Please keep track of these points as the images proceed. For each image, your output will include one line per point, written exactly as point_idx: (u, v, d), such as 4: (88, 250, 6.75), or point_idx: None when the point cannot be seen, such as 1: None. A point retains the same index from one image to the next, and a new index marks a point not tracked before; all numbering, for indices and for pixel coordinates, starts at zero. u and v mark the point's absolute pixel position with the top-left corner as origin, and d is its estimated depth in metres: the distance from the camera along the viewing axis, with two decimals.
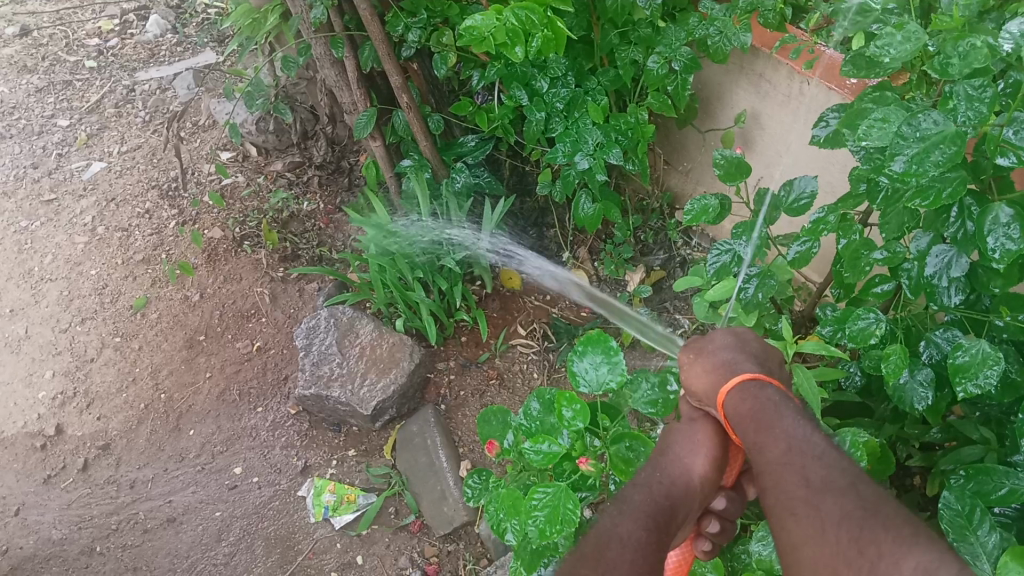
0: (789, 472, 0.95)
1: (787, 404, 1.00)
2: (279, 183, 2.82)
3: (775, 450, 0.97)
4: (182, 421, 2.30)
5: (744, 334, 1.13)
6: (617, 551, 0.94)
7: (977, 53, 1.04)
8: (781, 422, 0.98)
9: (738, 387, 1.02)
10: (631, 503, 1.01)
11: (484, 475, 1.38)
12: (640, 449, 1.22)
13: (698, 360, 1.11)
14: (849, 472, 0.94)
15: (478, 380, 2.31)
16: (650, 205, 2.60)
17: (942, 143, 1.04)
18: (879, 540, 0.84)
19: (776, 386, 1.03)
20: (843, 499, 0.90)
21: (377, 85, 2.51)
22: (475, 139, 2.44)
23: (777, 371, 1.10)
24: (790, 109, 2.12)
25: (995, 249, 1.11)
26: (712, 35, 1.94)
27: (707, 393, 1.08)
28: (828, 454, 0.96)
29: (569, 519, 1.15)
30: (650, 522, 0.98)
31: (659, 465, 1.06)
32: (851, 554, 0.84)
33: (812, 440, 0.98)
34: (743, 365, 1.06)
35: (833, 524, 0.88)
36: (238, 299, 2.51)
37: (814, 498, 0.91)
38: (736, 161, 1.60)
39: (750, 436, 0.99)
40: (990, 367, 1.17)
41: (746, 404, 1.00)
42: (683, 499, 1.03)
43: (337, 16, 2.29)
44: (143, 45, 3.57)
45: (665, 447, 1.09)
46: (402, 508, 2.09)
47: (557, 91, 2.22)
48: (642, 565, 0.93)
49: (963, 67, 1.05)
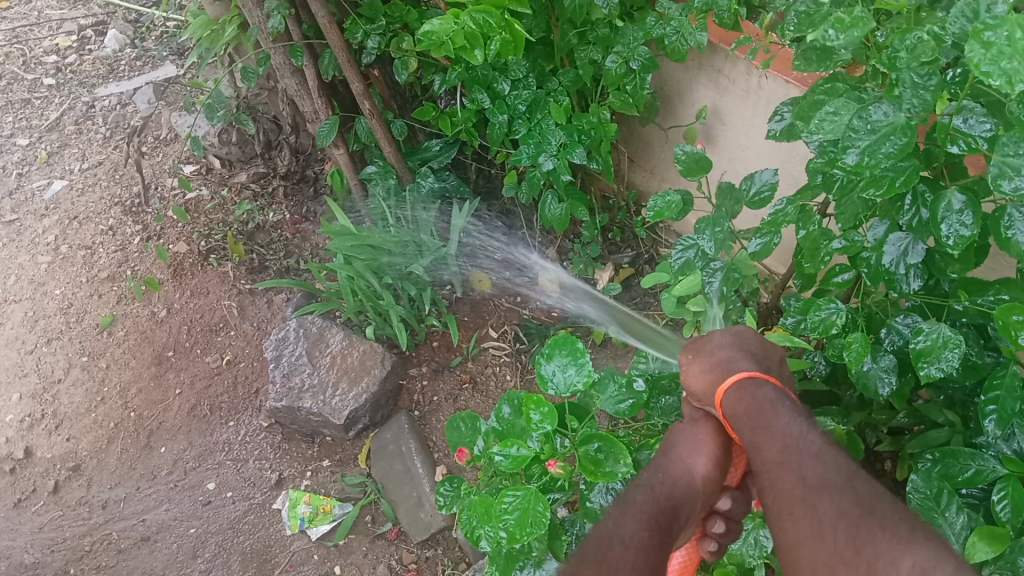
0: (785, 471, 0.95)
1: (782, 402, 1.01)
2: (243, 195, 2.79)
3: (771, 450, 0.97)
4: (153, 438, 2.28)
5: (742, 333, 1.14)
6: (619, 553, 0.93)
7: (924, 46, 1.06)
8: (777, 420, 0.99)
9: (734, 386, 1.04)
10: (633, 504, 1.00)
11: (456, 481, 1.37)
12: (608, 449, 1.19)
13: (697, 361, 1.13)
14: (845, 469, 0.95)
15: (451, 385, 2.31)
16: (615, 203, 2.62)
17: (892, 134, 1.05)
18: (876, 541, 0.84)
19: (774, 384, 1.04)
20: (839, 498, 0.90)
21: (338, 93, 2.50)
22: (439, 143, 2.45)
23: (777, 369, 1.11)
24: (748, 104, 2.14)
25: (950, 236, 1.12)
26: (669, 34, 1.94)
27: (706, 393, 1.10)
28: (826, 451, 0.97)
29: (539, 525, 1.14)
30: (653, 523, 0.98)
31: (660, 466, 1.06)
32: (847, 554, 0.85)
33: (807, 438, 0.98)
34: (740, 364, 1.08)
35: (831, 524, 0.88)
36: (206, 313, 2.49)
37: (811, 497, 0.92)
38: (697, 156, 1.60)
39: (747, 436, 1.00)
40: (950, 350, 1.18)
41: (743, 404, 1.02)
42: (684, 499, 1.03)
43: (294, 25, 2.28)
44: (102, 60, 3.53)
45: (668, 447, 1.10)
46: (379, 515, 2.09)
47: (519, 94, 2.23)
48: (644, 566, 0.92)
49: (910, 59, 1.07)
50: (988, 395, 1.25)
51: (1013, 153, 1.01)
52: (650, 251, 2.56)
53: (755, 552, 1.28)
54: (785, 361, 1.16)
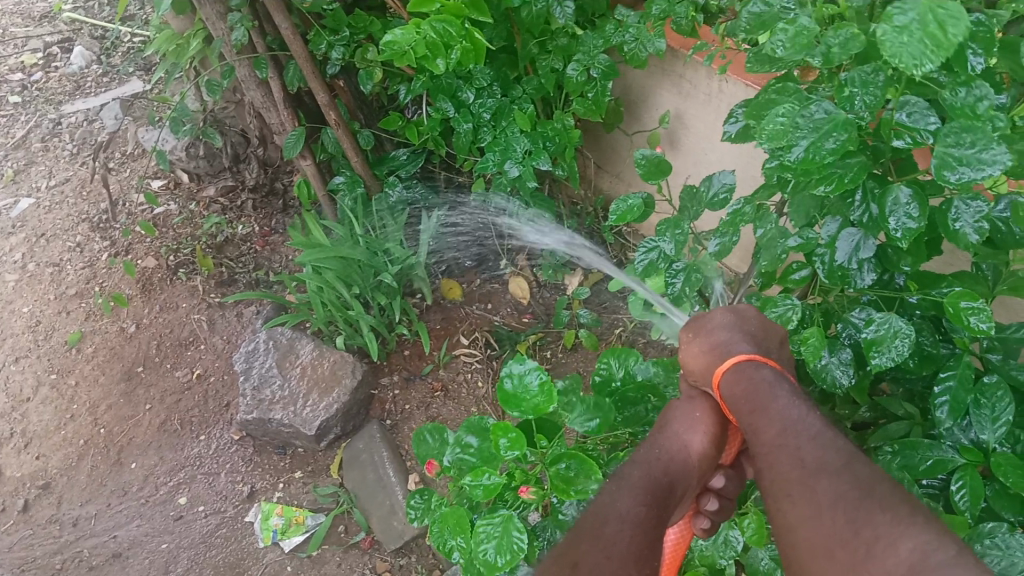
0: (784, 452, 0.99)
1: (780, 384, 1.09)
2: (211, 209, 2.78)
3: (770, 431, 1.02)
4: (124, 454, 2.27)
5: (743, 314, 1.23)
6: (617, 528, 0.98)
7: (854, 41, 1.12)
8: (775, 403, 1.05)
9: (732, 368, 1.13)
10: (629, 479, 1.05)
11: (427, 495, 1.36)
12: (578, 468, 1.17)
13: (697, 340, 1.23)
14: (845, 452, 0.96)
15: (423, 393, 2.32)
16: (583, 208, 2.64)
17: (835, 131, 1.08)
18: (875, 523, 0.85)
19: (772, 367, 1.12)
20: (838, 479, 0.92)
21: (305, 105, 2.50)
22: (406, 152, 2.45)
23: (775, 350, 1.19)
24: (711, 108, 2.17)
25: (897, 229, 1.14)
26: (629, 41, 1.98)
27: (705, 371, 1.20)
28: (824, 434, 1.00)
29: (514, 547, 1.13)
30: (649, 498, 1.03)
31: (658, 442, 1.14)
32: (847, 536, 0.86)
33: (806, 421, 1.02)
34: (739, 346, 1.17)
35: (829, 506, 0.90)
36: (176, 328, 2.49)
37: (809, 479, 0.94)
38: (656, 159, 1.62)
39: (745, 417, 1.07)
40: (905, 341, 1.20)
41: (741, 385, 1.10)
42: (679, 475, 1.10)
43: (258, 37, 2.28)
44: (69, 77, 3.52)
45: (664, 424, 1.18)
46: (352, 525, 2.09)
47: (483, 101, 2.26)
48: (640, 539, 0.97)
49: (849, 60, 1.07)
50: (942, 383, 1.30)
51: (954, 143, 1.04)
52: (618, 255, 2.58)
53: (727, 553, 1.26)
54: (786, 344, 1.23)
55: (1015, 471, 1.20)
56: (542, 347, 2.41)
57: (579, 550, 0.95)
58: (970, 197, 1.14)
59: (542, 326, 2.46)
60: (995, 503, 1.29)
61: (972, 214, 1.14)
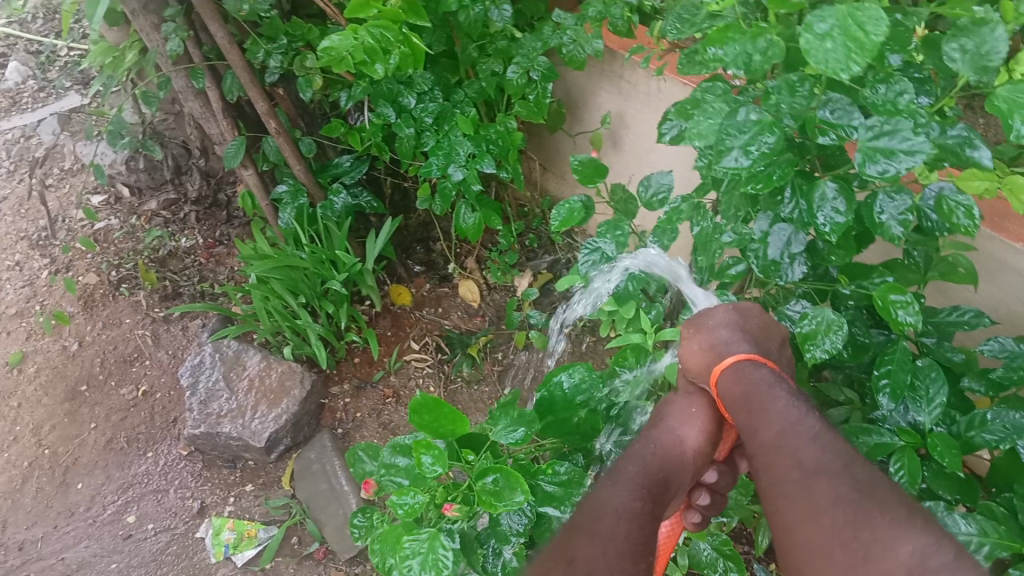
0: (783, 453, 1.04)
1: (777, 385, 1.15)
2: (154, 223, 2.74)
3: (769, 432, 1.08)
4: (69, 475, 2.23)
5: (745, 313, 1.28)
6: (613, 522, 1.01)
7: (775, 48, 1.10)
8: (772, 404, 1.11)
9: (733, 366, 1.19)
10: (626, 475, 1.11)
11: (369, 513, 1.35)
12: (504, 482, 1.14)
13: (697, 338, 1.28)
14: (842, 455, 1.02)
15: (374, 401, 2.31)
16: (530, 210, 2.65)
17: (762, 132, 1.09)
18: (874, 525, 0.90)
19: (771, 368, 1.18)
20: (837, 482, 0.97)
21: (246, 115, 2.47)
22: (350, 159, 2.41)
23: (775, 352, 1.25)
24: (651, 108, 2.18)
25: (825, 223, 1.16)
26: (567, 43, 1.99)
27: (703, 369, 1.26)
28: (822, 435, 1.05)
29: (438, 567, 1.09)
30: (645, 494, 1.08)
31: (655, 439, 1.20)
32: (847, 538, 0.91)
33: (803, 422, 1.08)
34: (736, 348, 1.22)
35: (827, 508, 0.95)
36: (120, 344, 2.45)
37: (807, 481, 0.99)
38: (593, 163, 1.62)
39: (745, 417, 1.12)
40: (835, 333, 1.21)
41: (739, 386, 1.16)
42: (674, 470, 1.17)
43: (195, 47, 2.25)
44: (3, 93, 3.45)
45: (659, 419, 1.25)
46: (305, 536, 2.07)
47: (425, 106, 2.24)
48: (636, 532, 1.02)
49: (762, 60, 1.11)
50: (880, 369, 1.31)
51: (874, 137, 1.07)
52: (567, 256, 2.59)
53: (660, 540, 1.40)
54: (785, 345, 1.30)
55: (949, 451, 1.23)
56: (492, 349, 2.41)
57: (576, 544, 0.98)
58: (892, 192, 1.18)
59: (493, 328, 2.47)
60: (932, 484, 1.31)
61: (896, 208, 1.17)
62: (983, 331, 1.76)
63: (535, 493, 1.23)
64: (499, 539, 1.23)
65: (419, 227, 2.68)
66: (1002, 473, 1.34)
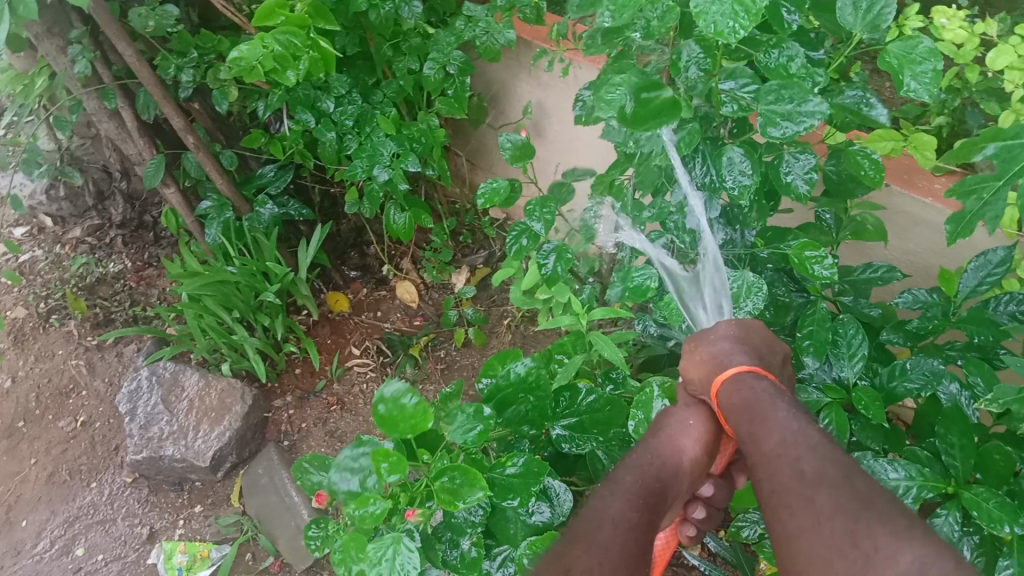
0: (782, 463, 0.84)
1: (781, 397, 0.93)
2: (79, 250, 2.69)
3: (769, 441, 0.87)
4: (13, 513, 2.20)
5: (749, 325, 1.06)
6: (608, 533, 0.84)
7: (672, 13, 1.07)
8: (776, 414, 0.89)
9: (733, 377, 0.96)
10: (621, 484, 0.91)
11: (323, 521, 1.24)
12: (462, 478, 0.99)
13: (698, 350, 1.05)
14: (843, 462, 0.82)
15: (319, 409, 2.31)
16: (462, 206, 2.67)
17: (665, 111, 1.08)
18: (875, 533, 0.72)
19: (774, 381, 0.96)
20: (837, 490, 0.78)
21: (163, 132, 2.44)
22: (273, 167, 2.38)
23: (778, 367, 1.02)
24: (570, 95, 2.21)
25: (733, 186, 1.17)
26: (479, 36, 1.99)
27: (702, 381, 1.03)
28: (825, 444, 0.85)
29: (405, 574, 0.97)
30: (642, 504, 0.89)
31: (650, 447, 0.99)
32: (846, 547, 0.72)
33: (807, 432, 0.87)
34: (736, 358, 0.99)
35: (827, 516, 0.76)
36: (54, 377, 2.42)
37: (807, 490, 0.79)
38: (521, 144, 1.59)
39: (744, 426, 0.91)
40: (756, 293, 1.20)
41: (740, 396, 0.94)
42: (672, 481, 0.96)
43: (104, 67, 2.21)
44: None
45: (656, 429, 1.04)
46: (259, 552, 2.07)
47: (344, 109, 2.21)
48: (632, 546, 0.83)
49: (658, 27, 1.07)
50: (804, 331, 1.34)
51: (776, 100, 1.07)
52: (501, 247, 2.62)
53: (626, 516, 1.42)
54: (789, 361, 1.07)
55: (875, 404, 1.25)
56: (434, 347, 2.42)
57: (569, 554, 0.82)
58: (798, 151, 1.20)
59: (433, 327, 2.48)
60: (862, 437, 1.34)
61: (802, 167, 1.19)
62: (898, 286, 1.82)
63: (491, 486, 1.07)
64: (456, 533, 1.09)
65: (351, 232, 2.66)
66: (925, 419, 1.37)
